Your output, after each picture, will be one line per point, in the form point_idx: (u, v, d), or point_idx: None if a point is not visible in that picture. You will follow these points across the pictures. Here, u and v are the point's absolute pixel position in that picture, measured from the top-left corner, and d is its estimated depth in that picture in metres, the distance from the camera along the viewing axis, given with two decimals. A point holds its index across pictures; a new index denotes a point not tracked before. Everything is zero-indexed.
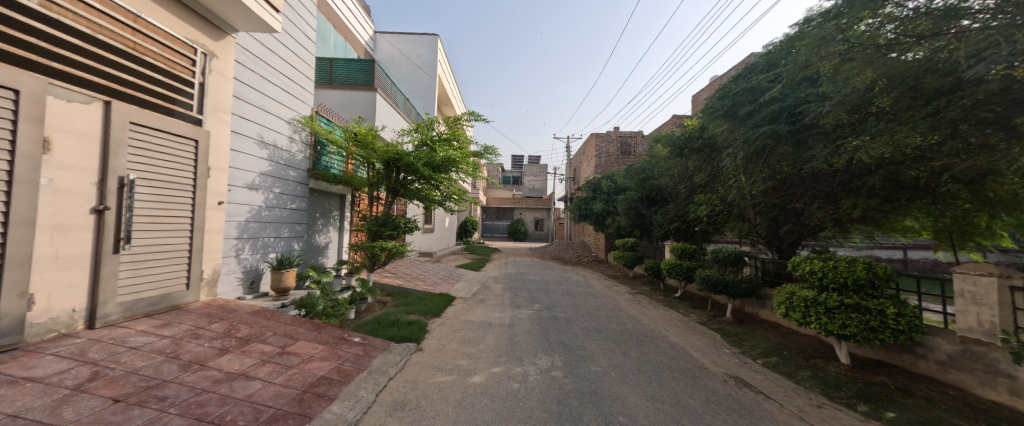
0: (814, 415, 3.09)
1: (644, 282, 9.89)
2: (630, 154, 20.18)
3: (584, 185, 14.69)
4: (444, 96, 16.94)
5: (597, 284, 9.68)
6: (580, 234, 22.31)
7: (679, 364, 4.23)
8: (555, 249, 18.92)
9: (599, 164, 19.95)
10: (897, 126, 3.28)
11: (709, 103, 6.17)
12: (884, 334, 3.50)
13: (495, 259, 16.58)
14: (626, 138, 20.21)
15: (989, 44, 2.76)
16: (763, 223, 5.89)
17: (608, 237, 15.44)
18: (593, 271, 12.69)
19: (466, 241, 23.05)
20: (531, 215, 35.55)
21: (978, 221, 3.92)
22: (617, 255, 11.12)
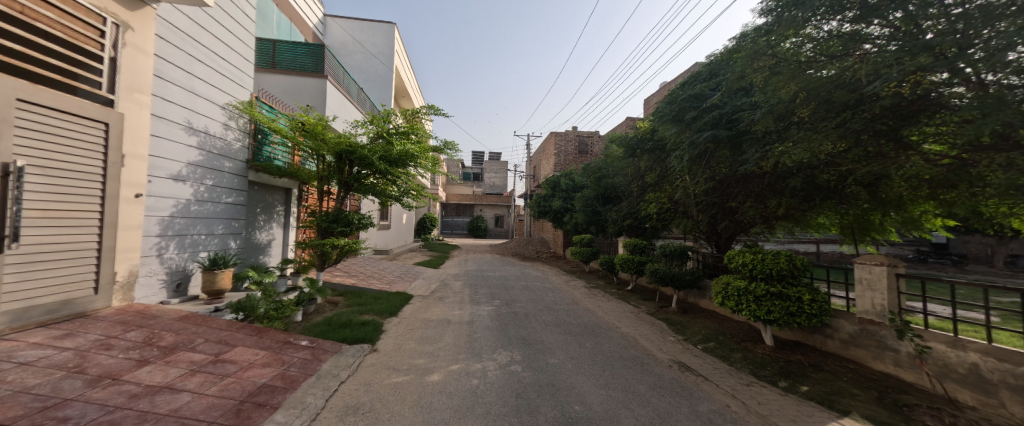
0: (744, 393, 3.44)
1: (599, 276, 10.31)
2: (588, 153, 20.85)
3: (543, 182, 14.90)
4: (401, 88, 16.28)
5: (555, 279, 9.95)
6: (539, 231, 22.81)
7: (630, 353, 4.48)
8: (515, 246, 19.11)
9: (557, 163, 20.53)
10: (814, 134, 3.71)
11: (659, 106, 6.54)
12: (801, 317, 3.98)
13: (455, 256, 16.41)
14: (583, 137, 20.92)
15: (884, 65, 3.10)
16: (703, 220, 6.38)
17: (566, 234, 15.93)
18: (551, 267, 12.97)
19: (425, 238, 22.57)
20: (491, 212, 35.58)
21: (873, 218, 4.59)
22: (574, 251, 11.44)
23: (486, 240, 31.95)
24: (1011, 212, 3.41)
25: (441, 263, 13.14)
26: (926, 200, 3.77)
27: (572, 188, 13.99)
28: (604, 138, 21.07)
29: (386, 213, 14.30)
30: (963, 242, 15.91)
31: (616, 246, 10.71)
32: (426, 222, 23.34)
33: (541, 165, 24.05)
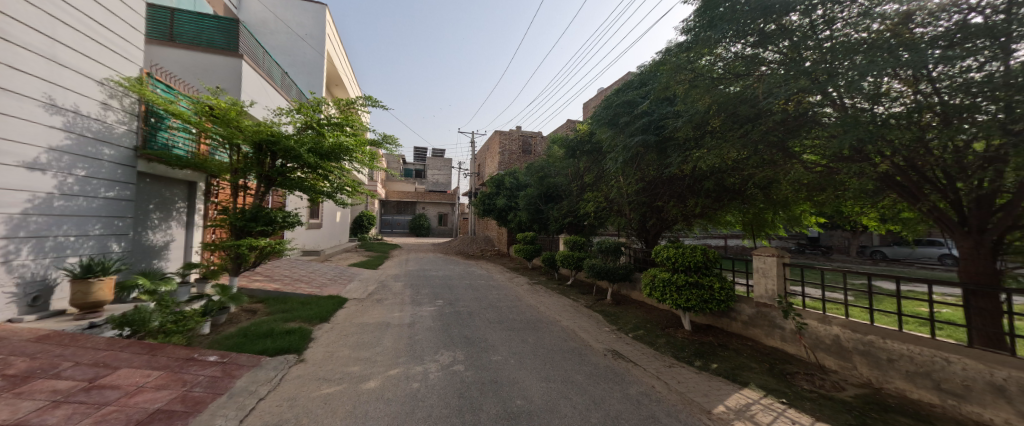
0: (667, 375, 3.82)
1: (542, 272, 10.64)
2: (531, 153, 21.37)
3: (488, 181, 14.91)
4: (334, 75, 15.06)
5: (499, 277, 10.03)
6: (484, 229, 22.81)
7: (569, 345, 4.70)
8: (459, 244, 18.86)
9: (501, 161, 20.72)
10: (723, 143, 4.23)
11: (597, 111, 6.92)
12: (712, 303, 4.56)
13: (395, 256, 15.71)
14: (527, 137, 21.40)
15: (776, 84, 3.62)
16: (634, 218, 6.92)
17: (510, 232, 16.18)
18: (495, 265, 13.06)
19: (361, 237, 21.24)
20: (434, 209, 34.61)
21: (767, 215, 5.40)
22: (517, 248, 11.62)
23: (429, 238, 31.13)
24: (861, 210, 4.24)
25: (380, 263, 12.47)
26: (805, 201, 4.53)
27: (516, 187, 14.21)
28: (547, 139, 21.80)
29: (317, 210, 13.14)
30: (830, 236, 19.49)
31: (557, 243, 11.14)
32: (363, 220, 21.93)
33: (486, 163, 24.05)
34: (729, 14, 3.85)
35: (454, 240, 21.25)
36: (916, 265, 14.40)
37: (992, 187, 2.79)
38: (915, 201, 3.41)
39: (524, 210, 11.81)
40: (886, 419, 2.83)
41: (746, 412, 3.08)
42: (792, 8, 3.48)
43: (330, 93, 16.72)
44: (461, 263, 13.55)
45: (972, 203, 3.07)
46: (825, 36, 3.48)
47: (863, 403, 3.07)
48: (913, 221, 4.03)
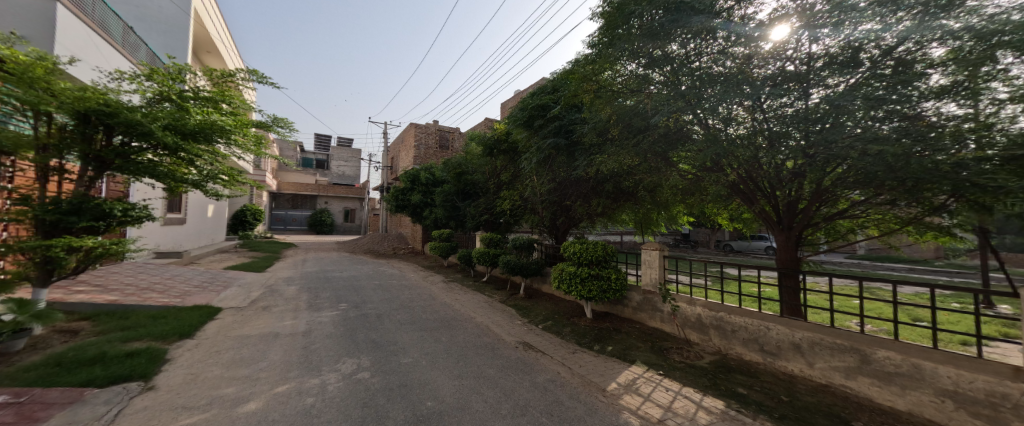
0: (571, 361, 4.17)
1: (457, 270, 10.55)
2: (449, 148, 21.06)
3: (402, 175, 14.15)
4: (206, 40, 12.52)
5: (413, 276, 9.61)
6: (397, 226, 21.61)
7: (482, 340, 4.76)
8: (369, 243, 17.51)
9: (417, 155, 19.88)
10: (621, 150, 4.80)
11: (513, 111, 7.12)
12: (609, 293, 5.13)
13: (290, 256, 13.80)
14: (445, 133, 21.04)
15: (663, 103, 4.10)
16: (546, 216, 7.35)
17: (425, 229, 15.66)
18: (408, 264, 12.47)
19: (243, 235, 18.08)
20: (338, 205, 31.62)
21: (653, 215, 6.30)
22: (432, 246, 11.19)
23: (331, 236, 28.23)
24: (718, 212, 5.24)
25: (269, 266, 10.81)
26: (680, 203, 5.43)
27: (432, 183, 13.78)
28: (465, 136, 21.74)
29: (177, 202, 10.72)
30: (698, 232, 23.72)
31: (473, 240, 11.17)
32: (247, 214, 18.71)
33: (400, 157, 22.86)
34: (625, 35, 4.42)
35: (363, 238, 19.63)
36: (752, 255, 18.49)
37: (798, 189, 3.78)
38: (751, 203, 4.37)
39: (440, 207, 11.54)
40: (730, 378, 3.61)
41: (633, 385, 3.54)
42: (673, 38, 4.06)
43: (200, 61, 13.82)
44: (371, 262, 12.60)
45: (785, 207, 4.08)
46: (695, 65, 4.11)
47: (715, 368, 3.83)
48: (750, 220, 5.14)
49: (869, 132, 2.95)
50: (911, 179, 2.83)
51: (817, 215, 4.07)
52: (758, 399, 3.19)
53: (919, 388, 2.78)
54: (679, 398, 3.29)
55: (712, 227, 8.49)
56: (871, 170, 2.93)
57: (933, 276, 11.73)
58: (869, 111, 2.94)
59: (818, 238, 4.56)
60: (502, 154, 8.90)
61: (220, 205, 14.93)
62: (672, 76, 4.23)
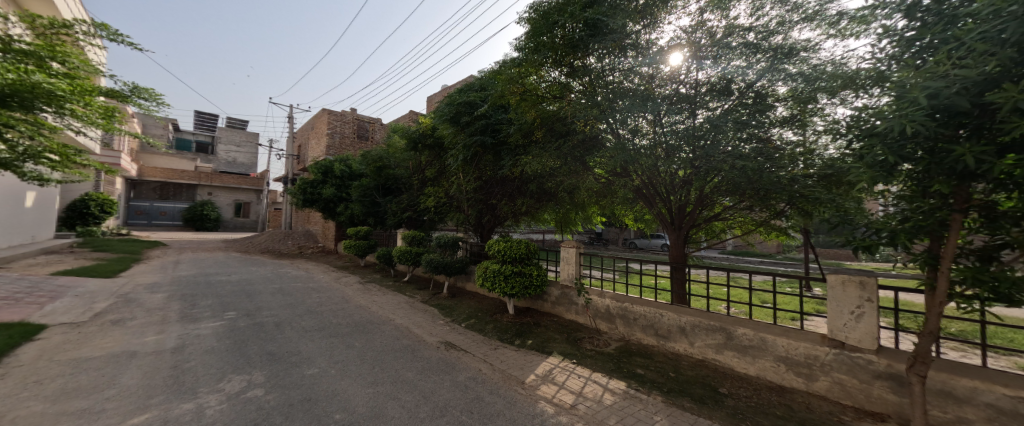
0: (493, 357, 4.24)
1: (375, 270, 9.87)
2: (368, 140, 19.69)
3: (312, 165, 12.73)
4: None
5: (322, 278, 8.70)
6: (305, 222, 19.36)
7: (402, 343, 4.54)
8: (268, 241, 15.31)
9: (331, 145, 18.08)
10: (544, 153, 5.05)
11: (439, 106, 6.95)
12: (531, 289, 5.36)
13: (157, 258, 11.30)
14: (363, 123, 19.61)
15: (583, 109, 4.41)
16: (472, 214, 7.34)
17: (339, 226, 14.34)
18: (317, 264, 11.25)
19: (82, 232, 14.20)
20: (226, 197, 27.16)
21: (572, 215, 6.77)
22: (346, 245, 10.11)
23: (216, 234, 24.04)
24: (624, 213, 5.84)
25: (125, 270, 8.69)
26: (594, 204, 5.93)
27: (348, 176, 12.68)
28: (386, 128, 20.54)
29: None
30: (608, 231, 26.23)
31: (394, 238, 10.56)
32: (90, 205, 14.89)
33: (309, 145, 20.53)
34: (549, 43, 4.65)
35: (259, 236, 17.12)
36: (651, 252, 21.16)
37: (687, 194, 4.43)
38: (651, 205, 4.95)
39: (357, 203, 10.66)
40: (631, 361, 4.06)
41: (549, 375, 3.74)
42: (591, 52, 4.42)
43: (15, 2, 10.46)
44: (270, 263, 11.04)
45: (676, 210, 4.76)
46: (609, 79, 4.39)
47: (620, 353, 4.28)
48: (650, 221, 5.85)
49: (736, 151, 3.55)
50: (764, 189, 3.60)
51: (700, 217, 4.80)
52: (653, 377, 3.65)
53: (764, 356, 3.50)
54: (589, 383, 3.58)
55: (620, 227, 9.49)
56: (738, 180, 3.58)
57: (773, 266, 14.93)
58: (737, 133, 3.59)
59: (700, 237, 5.38)
60: (427, 149, 8.61)
61: (46, 193, 11.51)
62: (589, 88, 4.58)
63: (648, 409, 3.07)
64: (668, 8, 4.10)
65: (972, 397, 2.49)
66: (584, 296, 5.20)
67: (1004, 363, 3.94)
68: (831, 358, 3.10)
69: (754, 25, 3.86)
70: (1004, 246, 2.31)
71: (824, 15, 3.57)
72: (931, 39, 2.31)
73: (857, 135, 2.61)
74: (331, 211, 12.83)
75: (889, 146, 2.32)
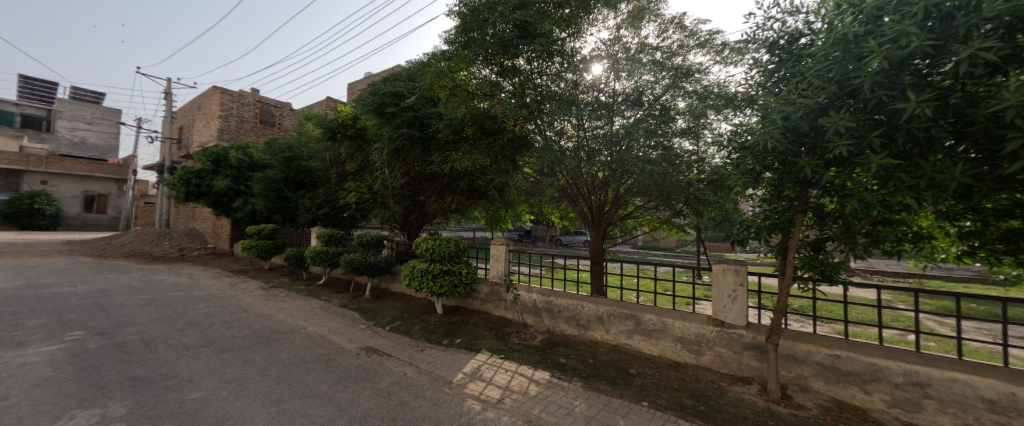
0: (419, 359, 4.09)
1: (283, 273, 8.77)
2: (274, 126, 17.43)
3: (200, 152, 10.81)
4: None
5: (212, 285, 7.43)
6: (189, 220, 16.33)
7: (314, 352, 4.11)
8: (136, 242, 12.52)
9: (226, 129, 15.55)
10: (474, 150, 5.10)
11: (362, 94, 6.48)
12: (460, 287, 5.31)
13: None
14: (269, 106, 17.29)
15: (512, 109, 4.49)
16: (398, 211, 6.99)
17: (237, 224, 12.43)
18: (206, 269, 9.55)
19: None
20: (69, 187, 21.53)
21: (502, 212, 6.88)
22: (246, 245, 8.83)
23: (53, 233, 18.89)
24: (551, 211, 6.12)
25: None
26: (522, 203, 6.13)
27: (248, 166, 11.04)
28: (298, 114, 18.42)
29: None
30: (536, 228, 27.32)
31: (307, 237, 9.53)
32: None
33: (196, 127, 17.36)
34: (479, 40, 4.62)
35: (122, 236, 13.91)
36: (575, 248, 22.59)
37: (605, 194, 4.84)
38: (575, 204, 5.27)
39: (260, 197, 9.33)
40: (555, 352, 4.28)
41: (477, 372, 3.75)
42: (520, 53, 4.51)
43: None
44: (138, 270, 9.03)
45: (595, 209, 5.15)
46: (537, 83, 4.58)
47: (545, 345, 4.47)
48: (574, 219, 6.23)
49: (645, 156, 3.95)
50: (667, 191, 4.09)
51: (616, 215, 5.25)
52: (573, 365, 3.90)
53: (665, 338, 3.99)
54: (516, 376, 3.68)
55: (547, 225, 9.95)
56: (647, 183, 4.02)
57: (673, 259, 17.11)
58: (647, 140, 3.98)
59: (616, 234, 5.90)
60: (348, 140, 7.99)
61: None
62: (520, 88, 4.66)
63: (568, 395, 3.26)
64: (589, 20, 4.42)
65: (807, 358, 3.17)
66: (513, 292, 5.31)
67: (826, 329, 5.12)
68: (714, 335, 3.66)
69: (660, 45, 4.34)
70: (828, 239, 2.98)
71: (712, 44, 4.19)
72: (785, 73, 2.87)
73: (735, 147, 3.13)
74: (225, 207, 11.03)
75: (756, 157, 2.82)
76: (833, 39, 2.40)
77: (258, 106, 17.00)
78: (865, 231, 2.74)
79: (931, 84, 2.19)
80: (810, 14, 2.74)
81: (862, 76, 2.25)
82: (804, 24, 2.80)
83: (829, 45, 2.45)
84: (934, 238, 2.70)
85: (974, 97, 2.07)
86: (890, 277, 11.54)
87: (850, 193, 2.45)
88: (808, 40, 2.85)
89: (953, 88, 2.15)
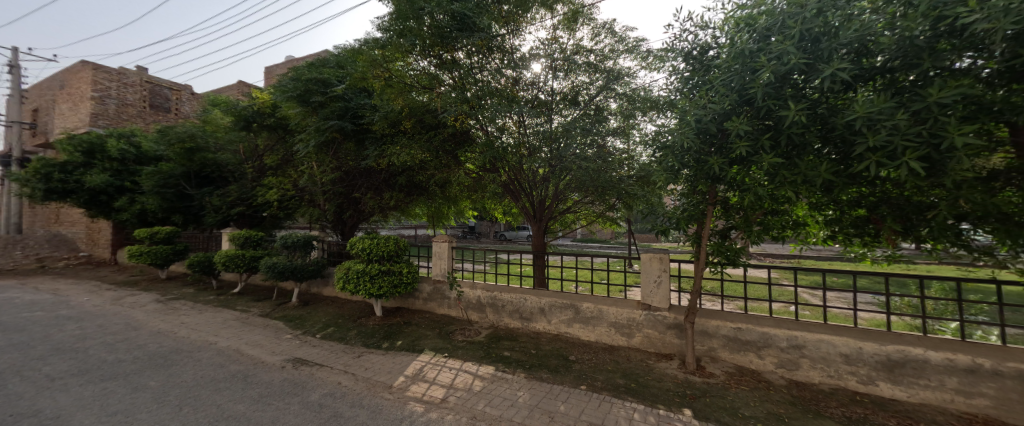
0: (356, 366, 3.84)
1: (187, 283, 7.58)
2: (170, 112, 15.08)
3: (65, 142, 8.85)
4: None
5: (88, 301, 6.15)
6: (51, 223, 13.29)
7: (228, 370, 3.64)
8: None
9: (103, 113, 12.96)
10: (413, 144, 4.88)
11: (283, 80, 5.85)
12: (400, 287, 5.08)
13: None
14: (161, 88, 14.90)
15: (452, 103, 4.41)
16: (329, 209, 6.46)
17: (123, 228, 10.45)
18: (78, 282, 7.88)
19: None
20: None
21: (444, 208, 6.74)
22: (136, 252, 7.46)
23: None
24: (494, 206, 6.17)
25: None
26: (465, 198, 6.07)
27: (134, 159, 9.30)
28: (201, 99, 16.16)
29: None
30: (481, 224, 27.30)
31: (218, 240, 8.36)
32: None
33: (58, 110, 14.13)
34: (416, 29, 4.44)
35: None
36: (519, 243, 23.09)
37: (546, 189, 5.00)
38: (517, 199, 5.35)
39: (153, 195, 7.93)
40: (499, 345, 4.32)
41: (420, 374, 3.63)
42: (459, 46, 4.43)
43: None
44: None
45: (537, 204, 5.29)
46: (477, 77, 4.54)
47: (489, 340, 4.50)
48: (517, 214, 6.34)
49: (581, 154, 4.14)
50: (602, 187, 4.35)
51: (556, 210, 5.45)
52: (517, 357, 3.98)
53: (600, 324, 4.27)
54: (460, 374, 3.64)
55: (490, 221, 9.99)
56: (583, 179, 4.22)
57: (608, 251, 18.33)
58: (583, 138, 4.17)
59: (556, 228, 6.12)
60: (265, 130, 7.30)
61: None
62: (460, 83, 4.57)
63: (512, 387, 3.32)
64: (527, 19, 4.49)
65: (716, 331, 3.61)
66: (456, 289, 5.23)
67: (731, 306, 5.92)
68: (643, 318, 4.00)
69: (594, 48, 4.58)
70: (731, 228, 3.42)
71: (639, 50, 4.52)
72: (697, 81, 3.21)
73: (658, 146, 3.42)
74: (104, 207, 9.18)
75: (676, 156, 3.12)
76: (734, 52, 2.74)
77: (147, 87, 14.43)
78: (760, 220, 3.19)
79: (805, 96, 2.61)
80: (716, 29, 3.09)
81: (755, 87, 2.61)
82: (712, 38, 3.16)
83: (730, 58, 2.79)
84: (808, 224, 3.25)
85: (835, 108, 2.52)
86: (779, 259, 13.73)
87: (748, 188, 2.84)
88: (715, 53, 3.22)
89: (820, 100, 2.59)
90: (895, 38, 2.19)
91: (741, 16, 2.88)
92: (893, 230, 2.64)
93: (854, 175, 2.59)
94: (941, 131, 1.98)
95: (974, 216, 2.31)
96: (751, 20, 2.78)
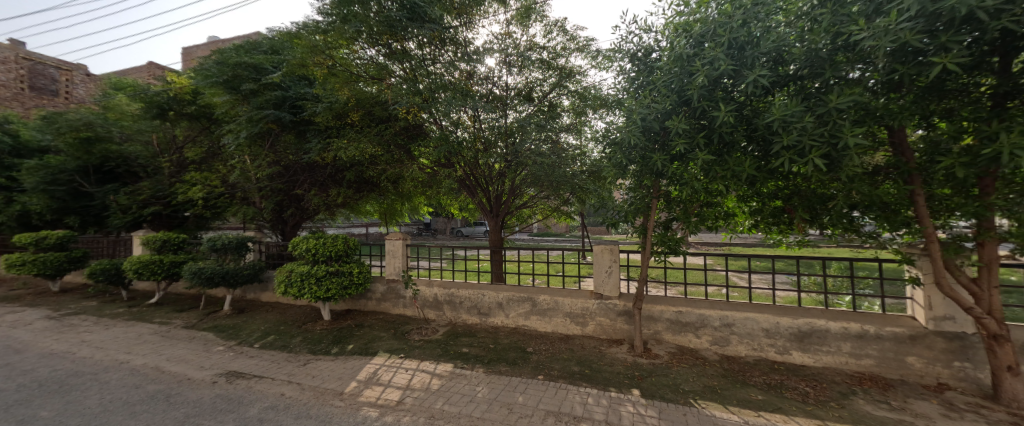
0: (302, 374, 3.59)
1: (89, 295, 6.54)
2: (58, 95, 12.90)
3: None
4: None
5: None
6: None
7: (146, 390, 3.21)
8: None
9: None
10: (362, 137, 4.61)
11: (207, 63, 5.23)
12: (350, 288, 4.81)
13: None
14: (44, 67, 12.69)
15: (404, 95, 4.27)
16: (267, 207, 5.92)
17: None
18: None
19: None
20: None
21: (397, 205, 6.50)
22: (17, 262, 6.26)
23: None
24: (449, 202, 6.07)
25: None
26: (419, 194, 5.91)
27: (9, 151, 7.78)
28: (97, 81, 13.94)
29: None
30: (437, 221, 26.70)
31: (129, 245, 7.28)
32: None
33: None
34: (361, 14, 4.19)
35: None
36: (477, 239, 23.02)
37: (502, 185, 5.02)
38: (473, 195, 5.31)
39: (38, 194, 6.70)
40: (457, 342, 4.29)
41: (373, 377, 3.48)
42: (409, 35, 4.27)
43: None
44: None
45: (493, 200, 5.29)
46: (430, 70, 4.42)
47: (447, 337, 4.45)
48: (473, 210, 6.30)
49: (536, 149, 4.23)
50: (557, 182, 4.46)
51: (513, 205, 5.48)
52: (476, 353, 3.98)
53: (556, 314, 4.40)
54: (417, 374, 3.56)
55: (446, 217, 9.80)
56: (538, 174, 4.30)
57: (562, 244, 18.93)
58: (537, 135, 4.25)
59: (513, 223, 6.19)
60: (184, 119, 6.55)
61: None
62: (411, 74, 4.42)
63: (471, 382, 3.33)
64: (480, 13, 4.43)
65: (660, 316, 3.89)
66: (411, 288, 5.08)
67: (674, 291, 6.42)
68: (596, 307, 4.20)
69: (547, 45, 4.64)
70: (673, 220, 3.69)
71: (588, 50, 4.68)
72: (641, 81, 3.40)
73: (606, 142, 3.58)
74: None
75: (624, 152, 3.29)
76: (674, 56, 2.93)
77: (25, 64, 12.19)
78: (697, 212, 3.48)
79: (733, 99, 2.87)
80: (658, 33, 3.28)
81: (692, 89, 2.82)
82: (654, 42, 3.35)
83: (671, 61, 2.98)
84: (735, 215, 3.61)
85: (758, 110, 2.81)
86: (712, 247, 15.14)
87: (686, 182, 3.07)
88: (657, 56, 3.43)
89: (746, 103, 2.87)
90: (804, 49, 2.48)
91: (679, 22, 3.09)
92: (803, 218, 3.02)
93: (773, 171, 2.91)
94: (839, 133, 2.28)
95: (862, 206, 2.71)
96: (688, 27, 2.99)
